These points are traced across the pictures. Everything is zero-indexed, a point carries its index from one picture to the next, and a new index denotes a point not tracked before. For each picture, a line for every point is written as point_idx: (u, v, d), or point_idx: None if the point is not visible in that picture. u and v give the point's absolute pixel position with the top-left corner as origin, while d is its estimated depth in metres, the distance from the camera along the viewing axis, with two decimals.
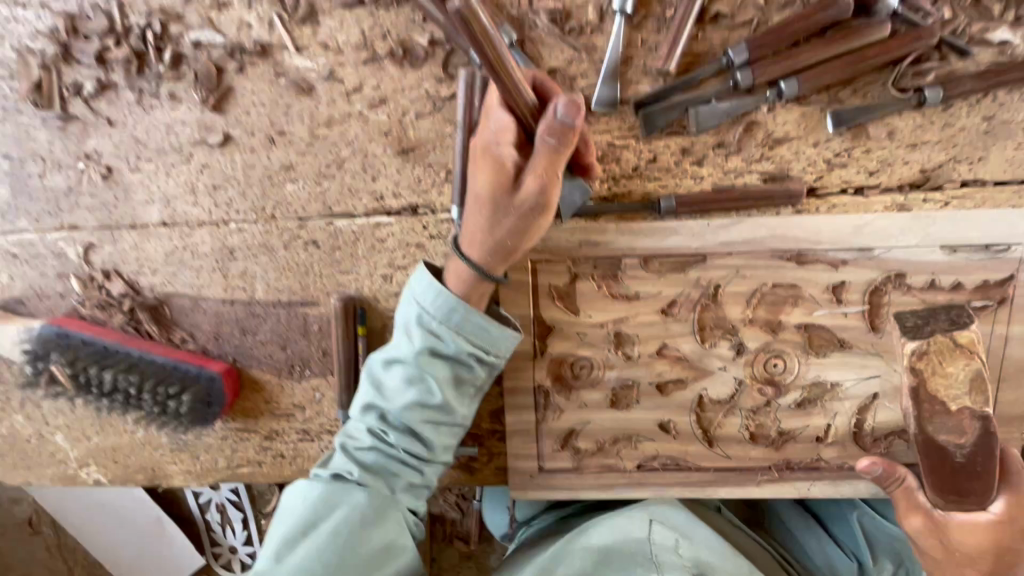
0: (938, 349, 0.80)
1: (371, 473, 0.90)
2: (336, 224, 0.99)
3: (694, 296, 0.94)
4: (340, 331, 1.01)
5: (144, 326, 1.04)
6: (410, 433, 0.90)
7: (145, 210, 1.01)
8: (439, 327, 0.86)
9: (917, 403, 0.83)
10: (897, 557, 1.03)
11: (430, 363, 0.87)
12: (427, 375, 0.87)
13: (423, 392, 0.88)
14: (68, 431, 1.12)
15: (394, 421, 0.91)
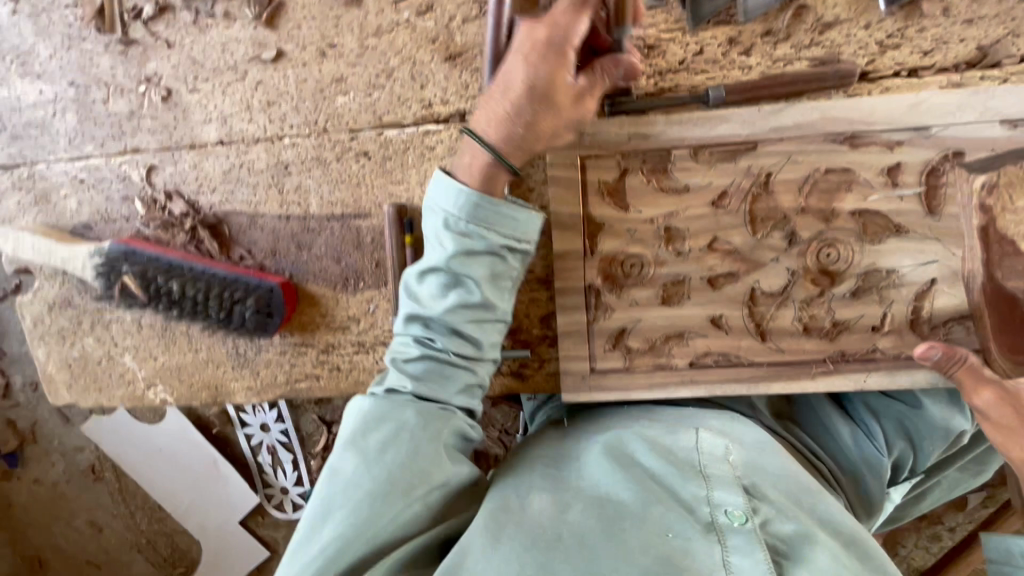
0: (997, 184, 0.91)
1: (420, 382, 0.83)
2: (386, 134, 1.01)
3: (745, 186, 0.94)
4: (395, 236, 1.02)
5: (206, 244, 1.08)
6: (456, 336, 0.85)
7: (202, 129, 1.04)
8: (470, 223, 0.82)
9: (986, 244, 0.93)
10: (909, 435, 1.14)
11: (469, 262, 0.83)
12: (467, 274, 0.83)
13: (464, 293, 0.83)
14: (136, 352, 1.18)
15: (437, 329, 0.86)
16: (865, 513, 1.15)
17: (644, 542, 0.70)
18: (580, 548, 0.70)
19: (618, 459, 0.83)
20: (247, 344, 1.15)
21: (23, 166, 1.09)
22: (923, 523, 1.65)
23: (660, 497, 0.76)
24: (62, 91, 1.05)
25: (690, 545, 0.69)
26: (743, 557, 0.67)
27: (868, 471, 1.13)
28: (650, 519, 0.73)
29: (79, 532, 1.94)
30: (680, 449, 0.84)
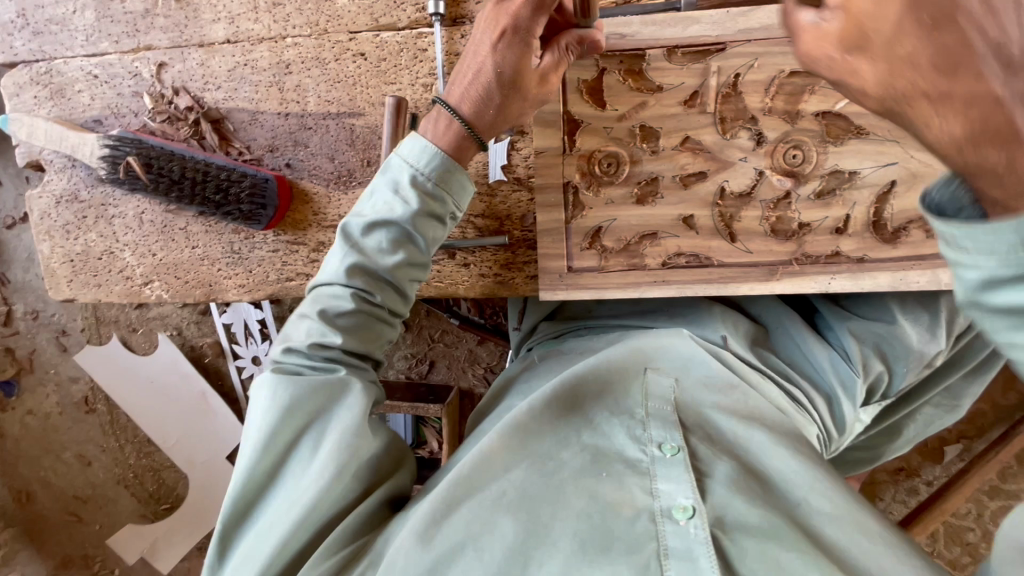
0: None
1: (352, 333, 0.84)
2: (382, 35, 1.08)
3: (716, 86, 1.00)
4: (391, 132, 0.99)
5: (207, 138, 1.14)
6: (395, 290, 0.87)
7: (212, 28, 1.12)
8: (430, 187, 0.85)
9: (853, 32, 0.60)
10: (884, 355, 1.21)
11: (424, 222, 0.86)
12: (421, 234, 0.86)
13: (412, 251, 0.86)
14: (135, 248, 1.23)
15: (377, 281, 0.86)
16: (837, 433, 1.21)
17: (579, 487, 0.78)
18: (519, 493, 0.79)
19: (555, 407, 0.91)
20: (242, 242, 1.20)
21: (43, 61, 1.17)
22: (902, 477, 1.66)
23: (593, 449, 0.84)
24: None
25: (620, 481, 0.79)
26: (669, 483, 0.77)
27: (844, 393, 1.18)
28: (584, 465, 0.81)
29: (67, 466, 1.97)
30: (612, 399, 0.92)
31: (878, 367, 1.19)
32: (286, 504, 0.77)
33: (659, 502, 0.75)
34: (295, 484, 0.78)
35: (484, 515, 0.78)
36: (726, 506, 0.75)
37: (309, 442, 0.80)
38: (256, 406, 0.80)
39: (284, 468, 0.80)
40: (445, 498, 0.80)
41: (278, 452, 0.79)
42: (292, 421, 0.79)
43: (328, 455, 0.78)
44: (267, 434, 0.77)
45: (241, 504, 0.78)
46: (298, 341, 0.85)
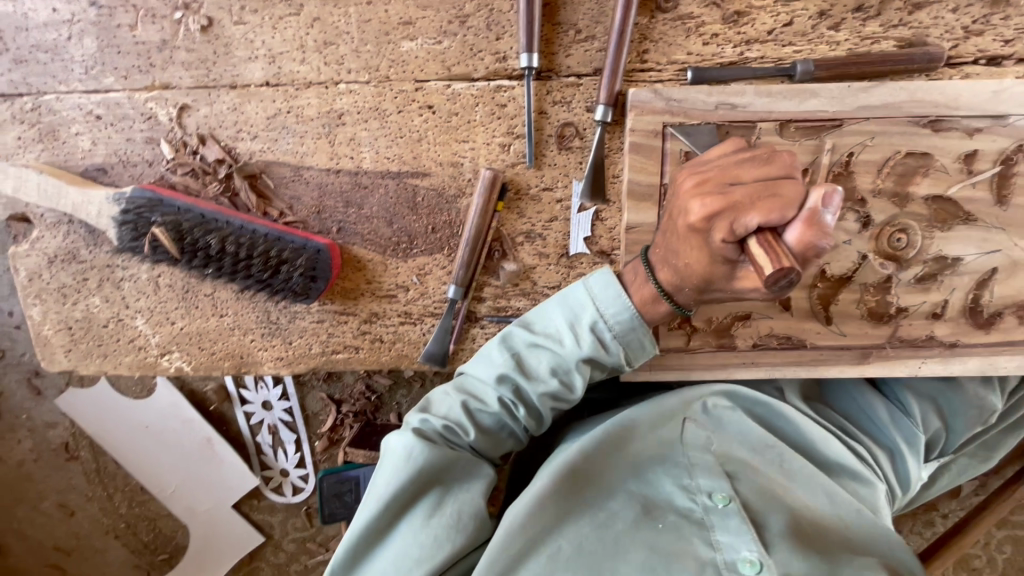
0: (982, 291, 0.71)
1: (481, 436, 0.91)
2: (454, 87, 0.95)
3: (827, 165, 0.93)
4: (481, 204, 0.97)
5: (241, 197, 0.98)
6: (535, 412, 0.92)
7: (247, 67, 0.94)
8: (610, 339, 0.87)
9: None
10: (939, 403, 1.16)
11: (586, 366, 0.89)
12: (575, 376, 0.89)
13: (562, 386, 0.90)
14: (150, 315, 1.07)
15: (522, 399, 0.91)
16: (901, 489, 1.14)
17: (639, 539, 0.83)
18: (575, 551, 0.83)
19: (603, 455, 0.94)
20: (280, 311, 1.05)
21: (29, 95, 0.96)
22: None
23: (644, 501, 0.89)
24: (82, 12, 0.92)
25: (679, 531, 0.84)
26: (729, 534, 0.82)
27: (906, 448, 1.12)
28: (638, 519, 0.85)
29: (45, 516, 1.77)
30: (653, 440, 0.96)
31: (937, 422, 1.14)
32: (393, 566, 0.83)
33: (722, 554, 0.80)
34: (404, 544, 0.84)
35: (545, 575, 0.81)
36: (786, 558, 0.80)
37: (422, 503, 0.86)
38: (384, 464, 0.89)
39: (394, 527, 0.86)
40: (505, 563, 0.82)
41: (395, 511, 0.86)
42: (414, 481, 0.86)
43: (445, 521, 0.85)
44: (391, 493, 0.85)
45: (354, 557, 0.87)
46: (434, 419, 0.91)
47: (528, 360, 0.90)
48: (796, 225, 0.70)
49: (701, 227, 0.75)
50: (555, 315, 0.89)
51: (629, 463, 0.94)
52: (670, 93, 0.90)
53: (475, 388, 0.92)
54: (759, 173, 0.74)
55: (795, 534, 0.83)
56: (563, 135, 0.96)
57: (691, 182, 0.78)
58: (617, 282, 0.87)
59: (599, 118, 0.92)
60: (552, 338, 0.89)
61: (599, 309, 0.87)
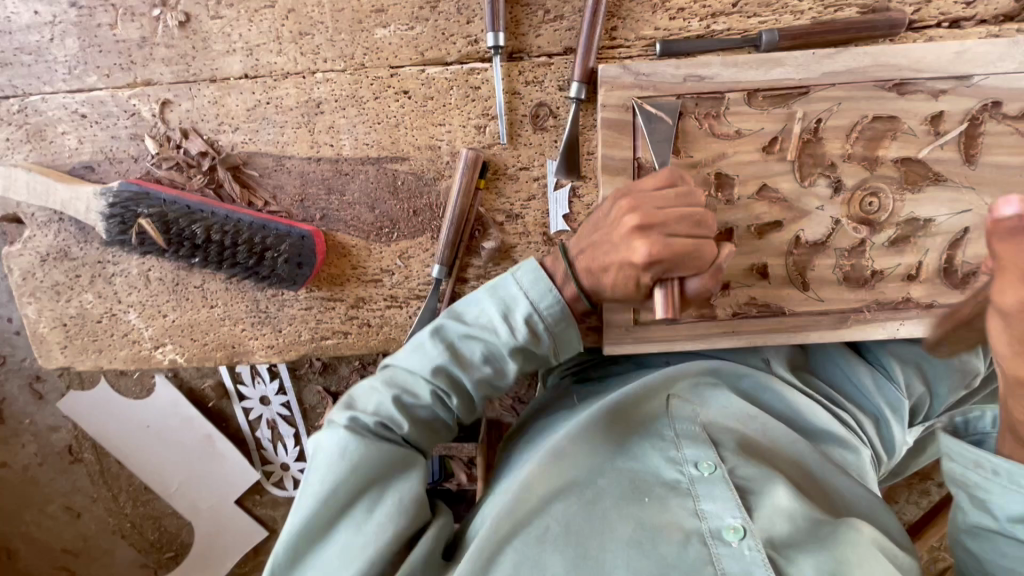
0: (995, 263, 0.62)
1: (415, 429, 0.86)
2: (428, 71, 0.97)
3: (796, 132, 0.95)
4: (463, 181, 0.97)
5: (225, 188, 1.01)
6: (469, 404, 0.89)
7: (225, 60, 0.96)
8: (541, 330, 0.86)
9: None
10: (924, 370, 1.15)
11: (518, 357, 0.87)
12: (509, 365, 0.87)
13: (494, 376, 0.88)
14: (143, 309, 1.09)
15: (457, 390, 0.88)
16: (887, 455, 1.14)
17: (626, 513, 0.83)
18: (564, 526, 0.83)
19: (587, 431, 0.93)
20: (269, 300, 1.08)
21: (14, 97, 0.99)
22: (916, 481, 1.72)
23: (628, 476, 0.89)
24: (63, 13, 0.95)
25: (664, 503, 0.84)
26: (712, 504, 0.83)
27: (890, 415, 1.12)
28: (623, 495, 0.86)
29: (52, 519, 1.80)
30: (632, 420, 0.97)
31: (921, 386, 1.13)
32: (333, 567, 0.78)
33: (707, 523, 0.82)
34: (344, 542, 0.79)
35: (533, 552, 0.82)
36: (770, 523, 0.82)
37: (362, 501, 0.80)
38: (316, 461, 0.81)
39: (331, 529, 0.80)
40: (493, 541, 0.83)
41: (334, 509, 0.79)
42: (355, 479, 0.80)
43: (386, 513, 0.80)
44: (329, 490, 0.79)
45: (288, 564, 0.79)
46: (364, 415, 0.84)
47: (460, 351, 0.86)
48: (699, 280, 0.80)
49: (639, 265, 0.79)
50: (487, 303, 0.86)
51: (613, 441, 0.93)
52: (639, 68, 0.92)
53: (404, 380, 0.86)
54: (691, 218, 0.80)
55: (781, 497, 0.85)
56: (537, 114, 0.98)
57: (632, 217, 0.79)
58: (546, 272, 0.86)
59: (573, 95, 0.94)
60: (485, 327, 0.86)
61: (533, 302, 0.85)
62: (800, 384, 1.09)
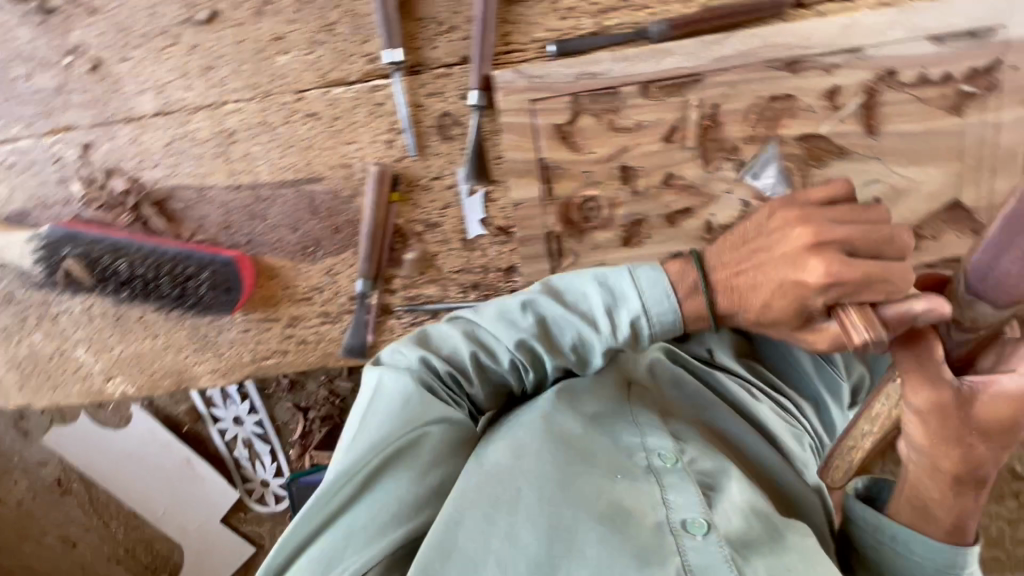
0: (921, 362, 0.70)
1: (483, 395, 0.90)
2: (333, 92, 0.99)
3: (693, 119, 0.96)
4: (374, 197, 1.02)
5: (152, 223, 1.04)
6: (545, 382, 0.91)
7: (138, 100, 1.00)
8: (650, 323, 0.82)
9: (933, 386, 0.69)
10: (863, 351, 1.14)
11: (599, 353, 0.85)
12: (590, 359, 0.86)
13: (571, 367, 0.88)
14: (90, 344, 1.13)
15: (541, 369, 0.88)
16: (828, 437, 1.13)
17: (597, 488, 0.80)
18: (537, 501, 0.79)
19: (566, 403, 0.89)
20: (208, 325, 1.12)
21: None
22: None
23: (604, 454, 0.85)
24: None
25: (633, 486, 0.82)
26: (679, 492, 0.81)
27: (828, 398, 1.11)
28: (597, 468, 0.83)
29: (50, 550, 1.86)
30: (610, 393, 0.94)
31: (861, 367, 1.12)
32: (367, 526, 0.79)
33: (674, 514, 0.79)
34: (382, 501, 0.80)
35: (498, 525, 0.78)
36: (727, 516, 0.80)
37: (406, 464, 0.82)
38: (376, 408, 0.83)
39: (371, 485, 0.81)
40: (457, 518, 0.78)
41: (386, 453, 0.81)
42: (407, 432, 0.81)
43: (416, 475, 0.82)
44: (382, 437, 0.81)
45: (319, 516, 0.80)
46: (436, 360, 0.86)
47: (551, 331, 0.84)
48: (897, 310, 0.69)
49: (811, 287, 0.70)
50: (593, 291, 0.83)
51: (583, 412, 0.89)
52: (530, 71, 0.94)
53: (487, 339, 0.86)
54: (869, 250, 0.71)
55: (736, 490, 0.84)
56: (443, 124, 1.00)
57: (803, 235, 0.72)
58: (666, 276, 0.81)
59: (473, 103, 0.96)
60: (584, 313, 0.84)
61: (645, 304, 0.81)
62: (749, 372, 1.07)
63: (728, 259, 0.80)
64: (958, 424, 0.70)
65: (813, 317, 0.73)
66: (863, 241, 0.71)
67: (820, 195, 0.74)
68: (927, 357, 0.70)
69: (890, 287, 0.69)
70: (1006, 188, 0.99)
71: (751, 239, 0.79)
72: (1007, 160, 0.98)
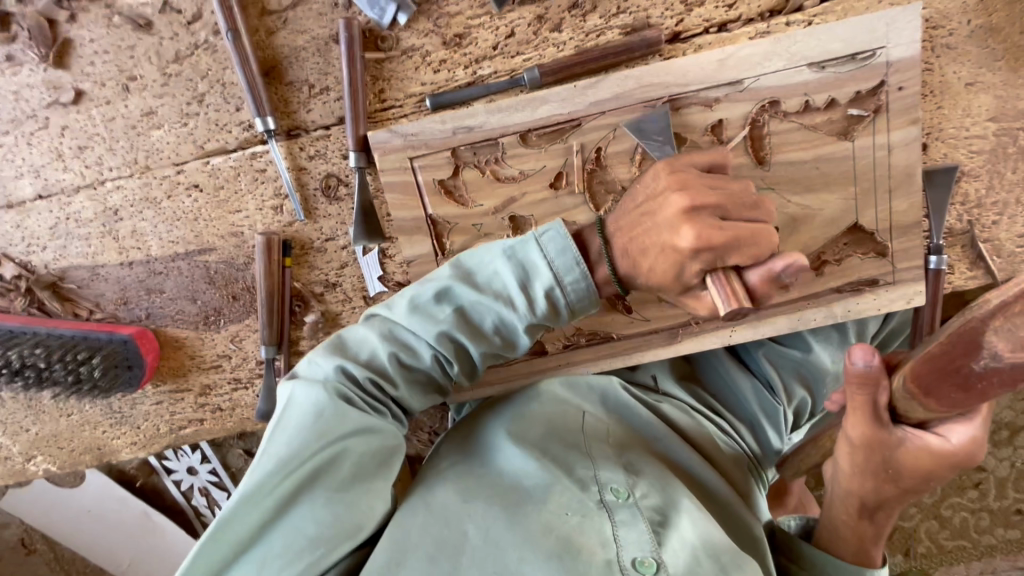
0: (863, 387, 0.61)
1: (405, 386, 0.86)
2: (212, 162, 0.97)
3: (577, 164, 0.93)
4: (264, 266, 0.99)
5: (48, 306, 1.03)
6: (468, 368, 0.87)
7: (17, 185, 0.99)
8: (571, 296, 0.80)
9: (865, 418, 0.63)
10: (805, 378, 1.07)
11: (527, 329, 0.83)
12: (514, 334, 0.83)
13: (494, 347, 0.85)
14: (5, 427, 1.13)
15: (459, 355, 0.85)
16: (769, 460, 1.08)
17: (544, 524, 0.78)
18: (481, 540, 0.77)
19: (520, 441, 0.90)
20: (120, 400, 1.11)
21: None
22: None
23: (558, 484, 0.83)
24: None
25: (584, 522, 0.79)
26: (630, 528, 0.78)
27: (766, 420, 1.06)
28: (547, 501, 0.81)
29: None
30: (567, 430, 0.92)
31: (801, 391, 1.06)
32: (284, 549, 0.74)
33: (624, 552, 0.76)
34: (297, 524, 0.75)
35: (446, 566, 0.76)
36: (676, 553, 0.77)
37: (328, 482, 0.78)
38: (288, 422, 0.78)
39: (287, 506, 0.76)
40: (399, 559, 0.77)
41: (305, 470, 0.76)
42: (319, 449, 0.77)
43: (338, 493, 0.78)
44: (295, 450, 0.76)
45: (231, 542, 0.74)
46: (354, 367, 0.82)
47: (468, 318, 0.82)
48: (761, 271, 0.72)
49: (683, 252, 0.72)
50: (504, 268, 0.80)
51: (536, 446, 0.89)
52: (405, 128, 0.92)
53: (404, 336, 0.83)
54: (742, 216, 0.75)
55: (688, 525, 0.81)
56: (328, 186, 0.98)
57: (680, 199, 0.74)
58: (574, 242, 0.79)
59: (353, 165, 0.94)
60: (498, 293, 0.81)
61: (558, 275, 0.79)
62: (691, 400, 1.05)
63: (625, 223, 0.79)
64: (879, 464, 0.66)
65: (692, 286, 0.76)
66: (730, 206, 0.74)
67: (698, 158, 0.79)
68: (873, 404, 0.63)
69: (750, 251, 0.72)
70: (905, 208, 0.95)
71: (639, 201, 0.79)
72: (904, 182, 0.94)
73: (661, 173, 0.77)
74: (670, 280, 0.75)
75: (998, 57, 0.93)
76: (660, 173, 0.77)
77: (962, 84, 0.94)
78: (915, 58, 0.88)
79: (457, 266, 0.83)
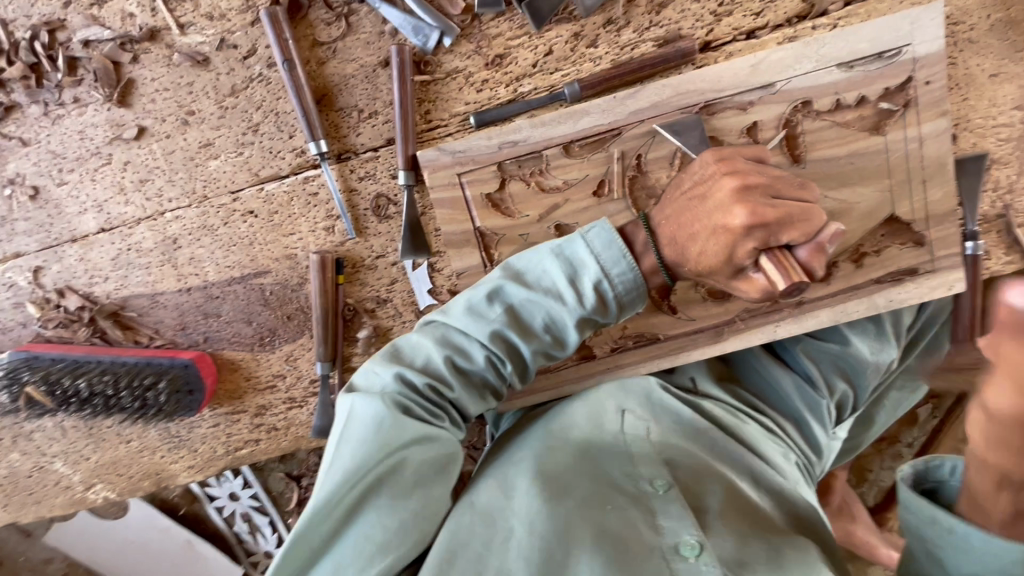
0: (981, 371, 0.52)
1: (461, 391, 0.86)
2: (267, 188, 1.01)
3: (620, 172, 0.96)
4: (319, 285, 1.02)
5: (110, 334, 1.06)
6: (523, 368, 0.87)
7: (80, 220, 1.03)
8: (619, 286, 0.82)
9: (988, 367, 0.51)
10: (845, 370, 1.07)
11: (581, 323, 0.83)
12: (567, 330, 0.84)
13: (547, 345, 0.85)
14: (66, 457, 1.15)
15: (513, 355, 0.85)
16: (815, 455, 1.08)
17: (586, 516, 0.79)
18: (529, 534, 0.78)
19: (559, 442, 0.91)
20: (178, 424, 1.13)
21: None
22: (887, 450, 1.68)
23: (599, 480, 0.85)
24: None
25: (626, 514, 0.80)
26: (672, 518, 0.79)
27: (810, 415, 1.06)
28: (590, 496, 0.82)
29: None
30: (607, 427, 0.94)
31: (842, 383, 1.07)
32: (354, 556, 0.74)
33: (666, 539, 0.77)
34: (365, 530, 0.75)
35: (495, 561, 0.77)
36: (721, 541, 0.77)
37: (390, 488, 0.77)
38: (350, 436, 0.77)
39: (354, 514, 0.76)
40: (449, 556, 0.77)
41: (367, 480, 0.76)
42: (383, 458, 0.76)
43: (400, 499, 0.77)
44: (358, 464, 0.75)
45: (302, 554, 0.75)
46: (412, 376, 0.83)
47: (520, 316, 0.83)
48: (811, 245, 0.74)
49: (737, 229, 0.74)
50: (552, 265, 0.82)
51: (578, 444, 0.91)
52: (453, 146, 0.96)
53: (458, 339, 0.84)
54: (795, 194, 0.77)
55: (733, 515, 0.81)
56: (378, 205, 1.02)
57: (732, 181, 0.77)
58: (619, 234, 0.82)
59: (403, 182, 0.97)
60: (548, 290, 0.83)
61: (605, 266, 0.81)
62: (732, 399, 1.05)
63: (671, 212, 0.83)
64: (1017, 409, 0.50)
65: (742, 267, 0.77)
66: (782, 189, 0.77)
67: (745, 153, 0.82)
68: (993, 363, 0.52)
69: (800, 227, 0.73)
70: (940, 197, 0.97)
71: (688, 188, 0.82)
72: (938, 172, 0.96)
73: (711, 160, 0.81)
74: (723, 261, 0.77)
75: (1018, 48, 0.97)
76: (710, 159, 0.81)
77: (986, 76, 0.98)
78: (940, 53, 0.91)
79: (506, 268, 0.85)
